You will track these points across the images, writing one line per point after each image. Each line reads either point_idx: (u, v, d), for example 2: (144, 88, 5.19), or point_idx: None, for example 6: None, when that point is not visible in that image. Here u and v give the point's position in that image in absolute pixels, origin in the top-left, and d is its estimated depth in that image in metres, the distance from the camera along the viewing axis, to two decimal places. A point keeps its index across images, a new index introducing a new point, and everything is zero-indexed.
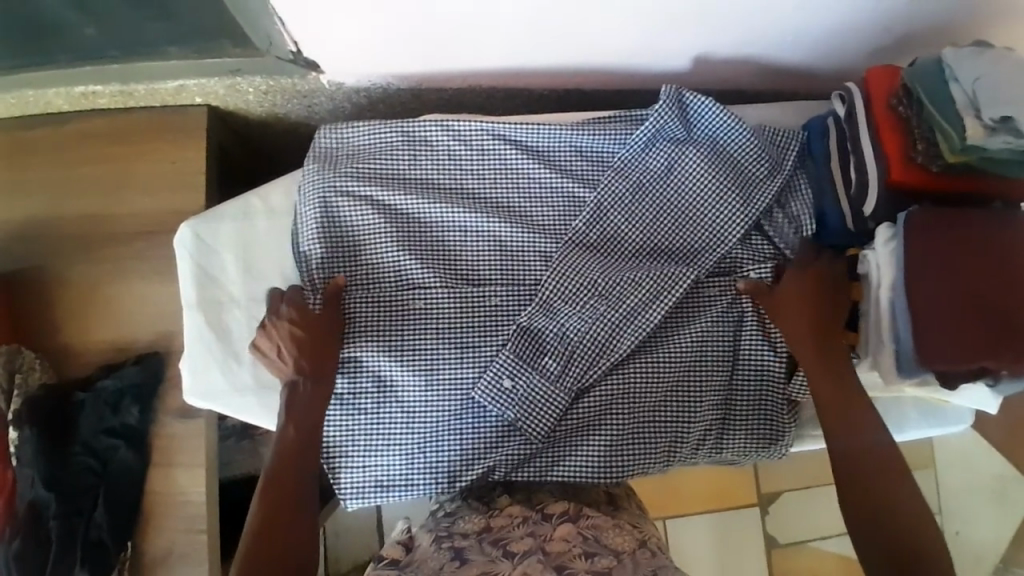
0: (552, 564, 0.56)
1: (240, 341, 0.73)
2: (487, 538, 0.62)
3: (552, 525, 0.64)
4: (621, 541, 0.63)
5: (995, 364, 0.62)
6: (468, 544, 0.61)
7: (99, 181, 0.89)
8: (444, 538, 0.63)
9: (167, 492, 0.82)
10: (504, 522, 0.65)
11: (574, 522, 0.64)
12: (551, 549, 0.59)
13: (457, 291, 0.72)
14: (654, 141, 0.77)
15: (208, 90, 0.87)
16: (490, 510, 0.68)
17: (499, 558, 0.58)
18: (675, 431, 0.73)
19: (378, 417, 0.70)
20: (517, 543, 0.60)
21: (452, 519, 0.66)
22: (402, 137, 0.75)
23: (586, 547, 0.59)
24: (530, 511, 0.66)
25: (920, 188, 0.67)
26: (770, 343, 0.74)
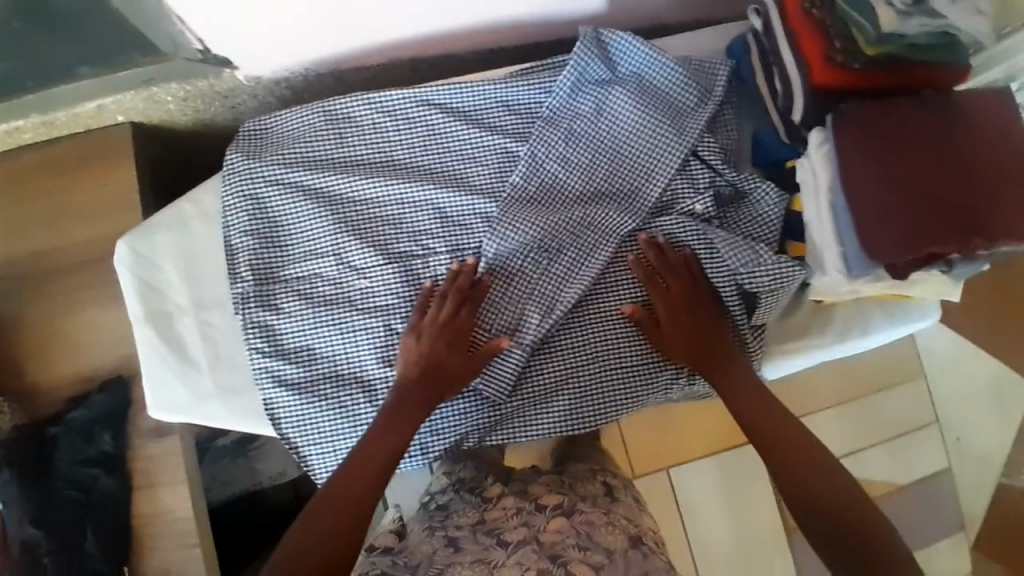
0: (545, 555, 0.64)
1: (195, 348, 0.72)
2: (481, 529, 0.70)
3: (546, 515, 0.70)
4: (613, 540, 0.69)
5: (943, 250, 0.62)
6: (462, 535, 0.70)
7: (38, 217, 0.88)
8: (438, 529, 0.71)
9: (154, 514, 0.82)
10: (499, 514, 0.72)
11: (568, 516, 0.70)
12: (544, 539, 0.67)
13: (401, 266, 0.72)
14: (579, 85, 0.76)
15: (127, 106, 0.86)
16: (483, 503, 0.75)
17: (493, 546, 0.67)
18: (645, 371, 0.74)
19: (342, 402, 0.70)
20: (512, 533, 0.68)
21: (446, 513, 0.75)
22: (324, 118, 0.73)
23: (579, 540, 0.67)
24: (523, 502, 0.72)
25: (844, 88, 0.66)
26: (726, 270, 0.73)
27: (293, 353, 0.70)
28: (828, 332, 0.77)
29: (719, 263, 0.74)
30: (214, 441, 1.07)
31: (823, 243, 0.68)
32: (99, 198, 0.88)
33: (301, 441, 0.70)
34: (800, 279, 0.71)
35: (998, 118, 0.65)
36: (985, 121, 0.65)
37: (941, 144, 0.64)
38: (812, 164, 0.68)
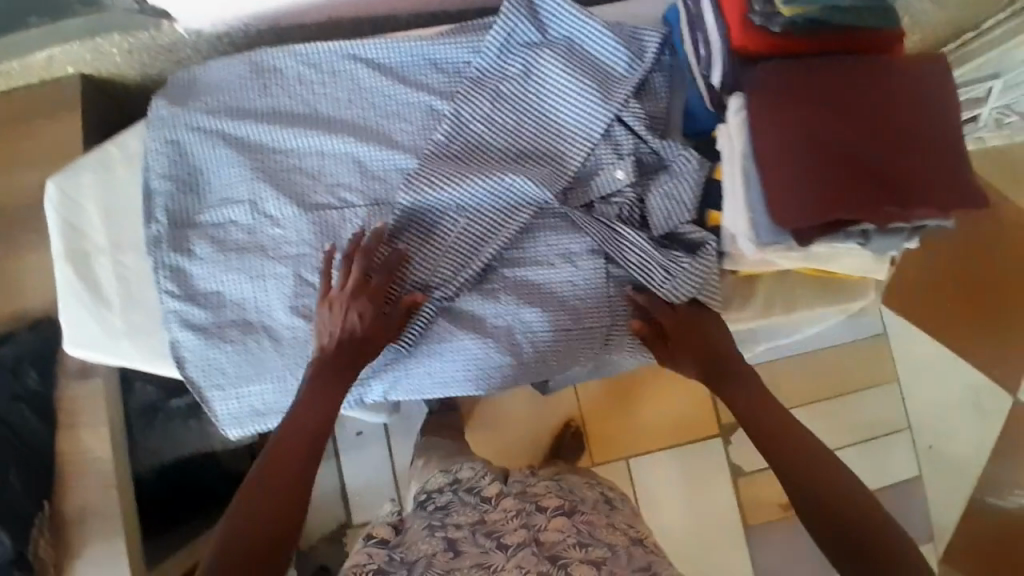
0: (545, 556, 0.67)
1: (110, 288, 0.73)
2: (481, 530, 0.73)
3: (548, 518, 0.74)
4: (613, 538, 0.74)
5: (851, 217, 0.60)
6: (462, 537, 0.72)
7: None
8: (437, 528, 0.74)
9: (77, 454, 0.83)
10: (498, 516, 0.76)
11: (568, 515, 0.75)
12: (544, 540, 0.70)
13: (315, 217, 0.72)
14: (508, 46, 0.75)
15: (76, 57, 0.86)
16: (481, 504, 0.80)
17: (493, 550, 0.69)
18: (554, 339, 0.74)
19: (248, 347, 0.70)
20: (512, 535, 0.71)
21: (446, 512, 0.79)
22: (248, 67, 0.73)
23: (580, 539, 0.71)
24: (524, 504, 0.77)
25: (763, 51, 0.64)
26: (641, 249, 0.71)
27: (203, 297, 0.71)
28: (747, 305, 0.76)
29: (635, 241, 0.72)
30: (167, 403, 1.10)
31: (736, 212, 0.66)
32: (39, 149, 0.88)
33: (205, 383, 0.71)
34: (714, 260, 0.71)
35: (913, 88, 0.64)
36: (900, 91, 0.64)
37: (853, 112, 0.63)
38: (728, 132, 0.66)
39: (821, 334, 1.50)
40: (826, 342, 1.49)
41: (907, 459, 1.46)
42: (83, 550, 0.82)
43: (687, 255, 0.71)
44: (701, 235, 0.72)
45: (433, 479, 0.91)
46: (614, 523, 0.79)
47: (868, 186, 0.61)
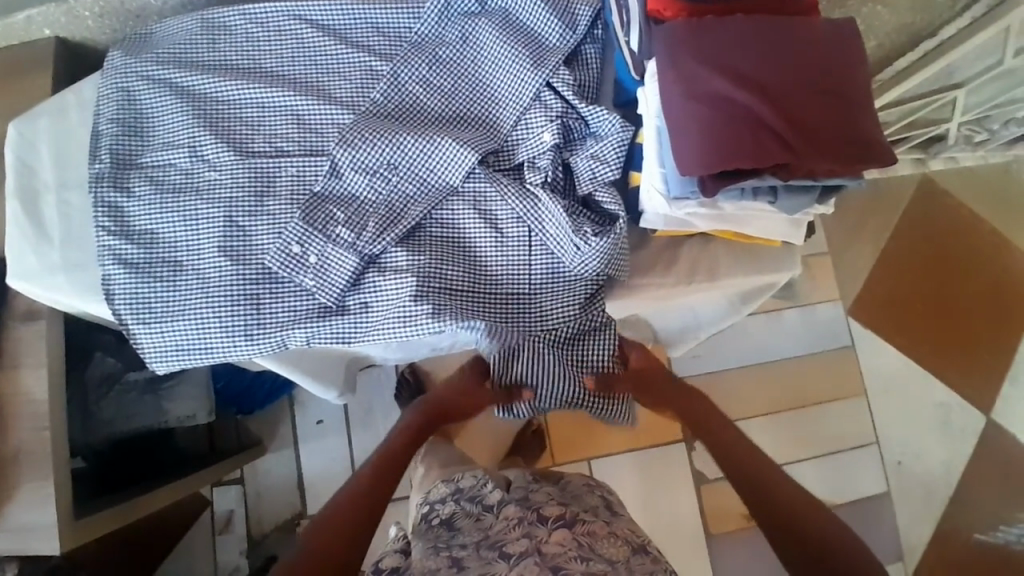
0: (546, 564, 0.75)
1: (53, 225, 0.76)
2: (485, 545, 0.83)
3: (549, 529, 0.84)
4: (616, 551, 0.82)
5: (749, 168, 0.62)
6: (466, 554, 0.82)
7: None
8: (444, 551, 0.84)
9: (17, 392, 0.84)
10: (501, 527, 0.86)
11: (569, 526, 0.85)
12: (546, 551, 0.78)
13: (249, 163, 0.74)
14: (448, 13, 0.78)
15: (53, 18, 0.92)
16: (484, 513, 0.92)
17: (496, 560, 0.78)
18: (479, 304, 0.75)
19: (175, 285, 0.72)
20: (513, 547, 0.80)
21: (453, 535, 0.89)
22: (202, 24, 0.79)
23: (582, 552, 0.78)
24: (526, 513, 0.87)
25: (676, 16, 0.67)
26: (554, 220, 0.73)
27: (137, 234, 0.73)
28: (672, 269, 0.77)
29: (544, 212, 0.74)
30: (126, 374, 1.10)
31: (649, 168, 0.69)
32: None
33: (133, 320, 0.72)
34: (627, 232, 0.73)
35: (832, 51, 0.66)
36: (818, 53, 0.66)
37: (769, 64, 0.64)
38: (646, 96, 0.70)
39: (791, 342, 1.50)
40: (794, 355, 1.50)
41: (878, 474, 1.46)
42: (15, 492, 0.82)
43: (598, 233, 0.72)
44: (616, 209, 0.73)
45: (437, 489, 1.01)
46: (615, 533, 0.87)
47: (771, 132, 0.62)
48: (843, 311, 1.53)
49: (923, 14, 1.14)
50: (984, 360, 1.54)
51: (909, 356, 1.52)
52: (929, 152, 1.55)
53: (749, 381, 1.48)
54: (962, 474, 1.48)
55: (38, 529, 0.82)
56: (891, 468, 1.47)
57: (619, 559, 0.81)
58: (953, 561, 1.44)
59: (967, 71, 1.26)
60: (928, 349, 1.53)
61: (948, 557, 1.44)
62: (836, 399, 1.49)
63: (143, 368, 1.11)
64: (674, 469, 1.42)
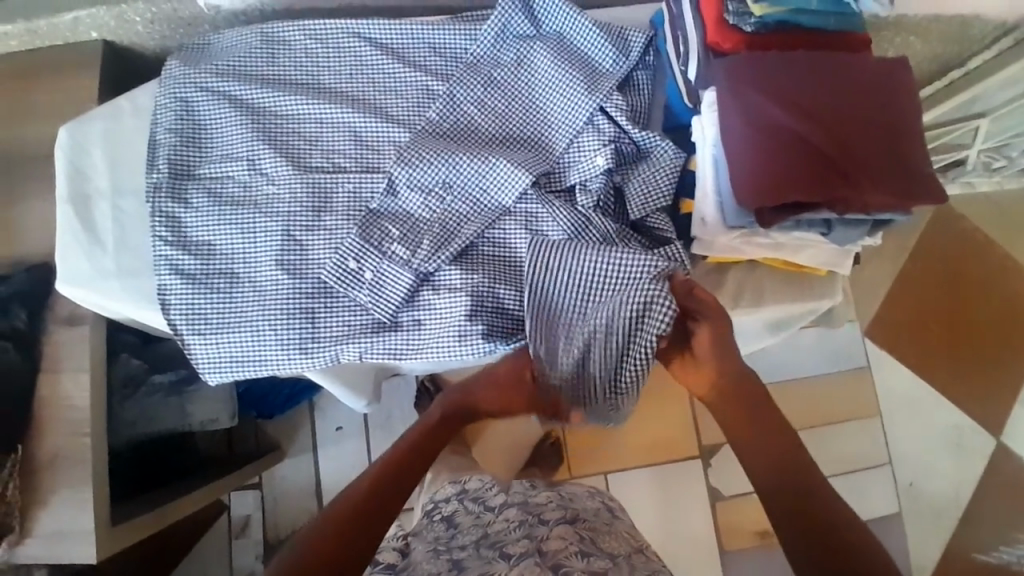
0: (546, 564, 0.76)
1: (106, 230, 0.75)
2: (484, 545, 0.83)
3: (550, 527, 0.84)
4: (616, 545, 0.84)
5: (806, 201, 0.64)
6: (465, 555, 0.82)
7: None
8: (445, 551, 0.84)
9: (54, 398, 0.83)
10: (501, 527, 0.87)
11: (570, 523, 0.86)
12: (547, 549, 0.79)
13: (308, 178, 0.75)
14: (503, 36, 0.79)
15: (100, 21, 0.90)
16: (485, 511, 0.91)
17: (497, 560, 0.79)
18: None
19: (232, 297, 0.73)
20: (514, 547, 0.80)
21: (454, 534, 0.88)
22: (260, 37, 0.79)
23: (582, 547, 0.80)
24: (526, 517, 0.86)
25: (734, 49, 0.68)
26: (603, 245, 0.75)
27: (195, 246, 0.74)
28: (719, 293, 0.78)
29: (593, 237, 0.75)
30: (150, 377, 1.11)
31: (704, 194, 0.70)
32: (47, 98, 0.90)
33: (188, 330, 0.72)
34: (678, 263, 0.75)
35: (888, 88, 0.67)
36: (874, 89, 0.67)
37: (825, 98, 0.65)
38: (702, 122, 0.71)
39: (806, 360, 1.52)
40: (808, 374, 1.52)
41: (888, 494, 1.48)
42: (49, 497, 0.81)
43: None
44: (667, 234, 0.75)
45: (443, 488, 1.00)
46: (613, 529, 0.89)
47: (830, 167, 0.63)
48: (858, 331, 1.55)
49: (954, 47, 1.14)
50: (995, 382, 1.56)
51: (921, 376, 1.54)
52: (947, 176, 1.55)
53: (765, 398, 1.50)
54: (971, 495, 1.50)
55: (71, 534, 0.81)
56: (903, 488, 1.49)
57: (622, 551, 0.83)
58: None
59: (990, 101, 1.28)
60: (943, 371, 1.55)
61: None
62: (847, 419, 1.51)
63: (168, 371, 1.12)
64: (683, 481, 1.43)
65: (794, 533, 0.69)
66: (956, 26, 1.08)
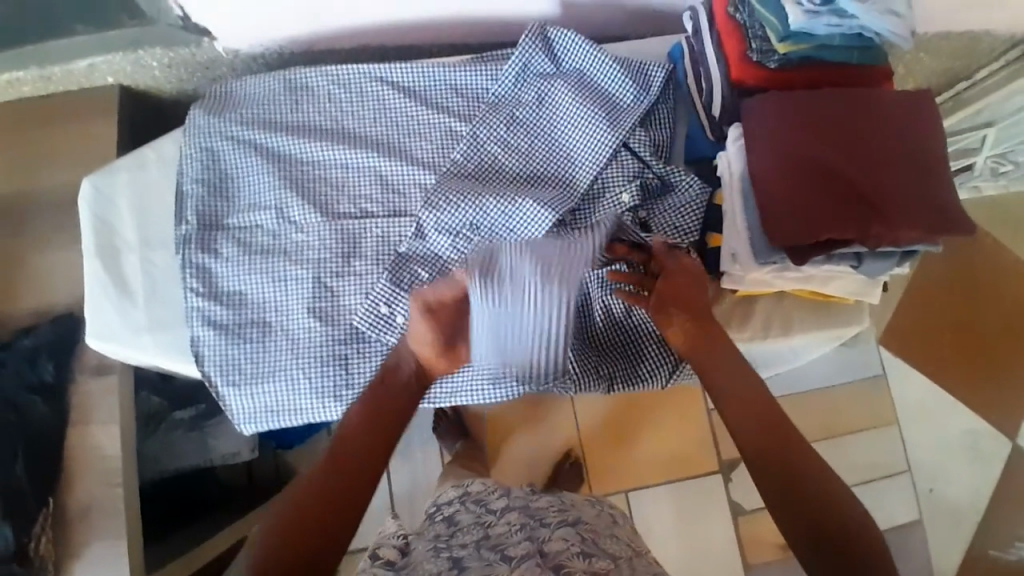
0: (547, 564, 0.65)
1: (136, 284, 0.75)
2: (485, 544, 0.72)
3: (551, 529, 0.73)
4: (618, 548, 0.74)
5: (839, 238, 0.64)
6: (466, 553, 0.70)
7: (11, 170, 0.88)
8: (442, 548, 0.72)
9: (86, 449, 0.83)
10: (503, 530, 0.75)
11: (572, 526, 0.75)
12: (549, 550, 0.68)
13: (337, 225, 0.75)
14: (524, 74, 0.79)
15: (116, 68, 0.88)
16: (486, 514, 0.80)
17: (497, 561, 0.67)
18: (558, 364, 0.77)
19: (266, 347, 0.73)
20: (513, 549, 0.68)
21: (451, 532, 0.78)
22: (283, 84, 0.79)
23: (585, 548, 0.69)
24: (529, 519, 0.75)
25: (760, 83, 0.70)
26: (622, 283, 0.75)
27: (226, 297, 0.74)
28: (747, 323, 0.79)
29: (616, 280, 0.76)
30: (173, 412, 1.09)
31: (732, 228, 0.70)
32: (65, 147, 0.89)
33: (222, 380, 0.73)
34: None
35: (913, 120, 0.67)
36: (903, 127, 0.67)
37: (850, 134, 0.66)
38: (728, 156, 0.71)
39: (819, 372, 1.51)
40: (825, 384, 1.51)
41: (909, 502, 1.48)
42: (82, 549, 0.81)
43: None
44: None
45: (445, 492, 0.90)
46: (615, 533, 0.80)
47: (859, 203, 0.64)
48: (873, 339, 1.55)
49: (964, 59, 1.13)
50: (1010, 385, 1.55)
51: (938, 383, 1.53)
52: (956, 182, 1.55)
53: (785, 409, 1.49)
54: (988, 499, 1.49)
55: None
56: (921, 494, 1.48)
57: (624, 552, 0.74)
58: None
59: None
60: (958, 376, 1.55)
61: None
62: (857, 429, 1.50)
63: (190, 407, 1.11)
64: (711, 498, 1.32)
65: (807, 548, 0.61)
66: (964, 41, 1.07)
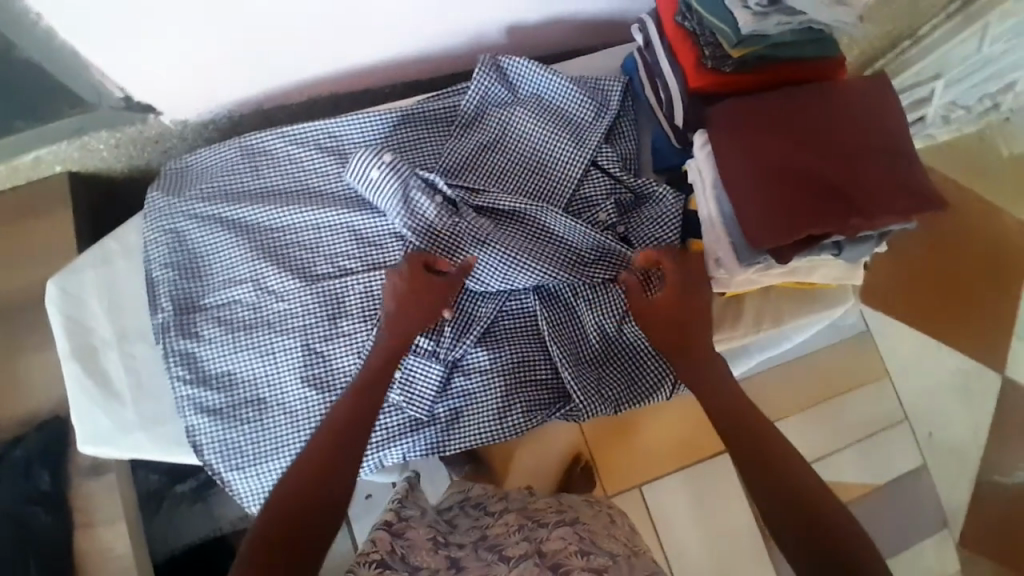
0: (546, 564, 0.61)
1: (122, 381, 0.74)
2: (483, 545, 0.66)
3: (549, 528, 0.68)
4: (615, 545, 0.68)
5: (821, 233, 0.65)
6: (465, 553, 0.66)
7: None
8: (440, 544, 0.67)
9: (95, 551, 0.80)
10: (502, 530, 0.69)
11: (571, 524, 0.69)
12: (547, 549, 0.63)
13: (317, 288, 0.74)
14: (483, 106, 0.79)
15: (63, 155, 0.84)
16: (485, 514, 0.73)
17: (495, 563, 0.62)
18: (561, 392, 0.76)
19: (264, 424, 0.72)
20: (513, 547, 0.64)
21: (451, 528, 0.71)
22: (239, 153, 0.78)
23: (582, 545, 0.64)
24: (526, 519, 0.69)
25: (717, 89, 0.71)
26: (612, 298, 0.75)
27: (215, 379, 0.73)
28: (739, 321, 0.80)
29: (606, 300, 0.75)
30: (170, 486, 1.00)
31: (713, 234, 0.71)
32: (23, 246, 0.85)
33: (224, 466, 0.71)
34: None
35: (869, 108, 0.69)
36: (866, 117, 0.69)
37: (811, 129, 0.67)
38: (698, 164, 0.72)
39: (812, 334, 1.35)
40: None
41: (911, 451, 1.33)
42: None
43: None
44: None
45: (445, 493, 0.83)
46: (615, 532, 0.72)
47: (832, 195, 0.65)
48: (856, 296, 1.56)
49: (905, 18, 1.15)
50: (1007, 319, 1.42)
51: (932, 331, 1.39)
52: None
53: (794, 367, 1.34)
54: (993, 436, 1.35)
55: None
56: (923, 440, 1.33)
57: (621, 550, 0.67)
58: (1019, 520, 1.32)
59: None
60: (955, 315, 1.41)
61: (1007, 518, 1.31)
62: (873, 377, 1.35)
63: (189, 478, 1.01)
64: (718, 485, 1.19)
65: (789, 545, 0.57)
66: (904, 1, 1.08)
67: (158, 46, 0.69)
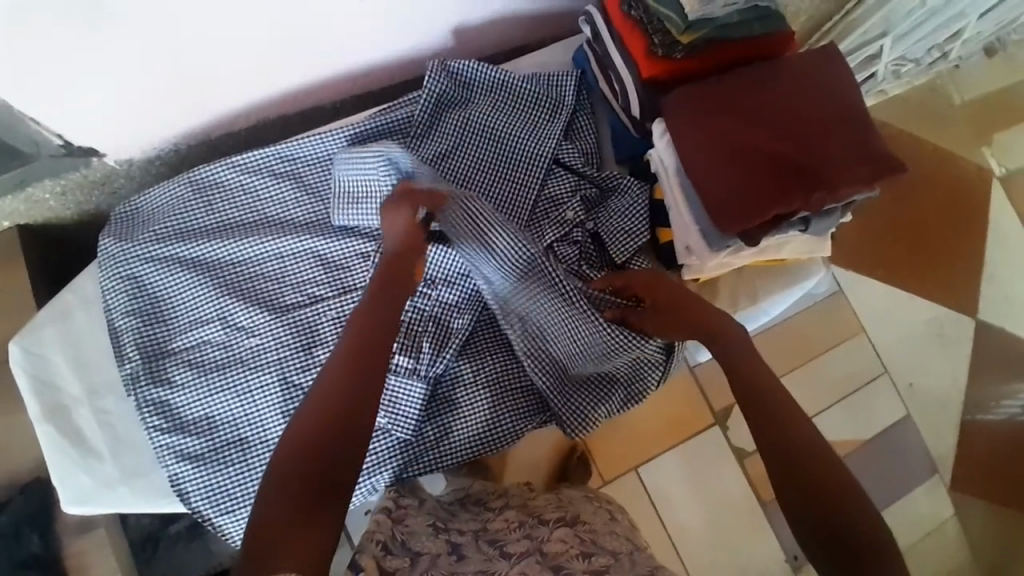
0: (547, 563, 0.60)
1: (97, 437, 0.71)
2: (484, 536, 0.65)
3: (550, 528, 0.67)
4: (618, 543, 0.67)
5: (787, 210, 0.65)
6: (465, 541, 0.65)
7: None
8: (441, 531, 0.66)
9: None
10: (502, 525, 0.67)
11: (570, 521, 0.68)
12: (549, 550, 0.63)
13: (288, 319, 0.72)
14: (437, 113, 0.77)
15: (10, 210, 0.81)
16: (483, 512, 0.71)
17: (498, 557, 0.62)
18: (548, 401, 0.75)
19: (251, 464, 0.70)
20: (514, 545, 0.64)
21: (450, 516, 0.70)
22: (190, 188, 0.75)
23: (585, 548, 0.64)
24: (526, 515, 0.68)
25: (671, 76, 0.70)
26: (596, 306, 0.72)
27: (193, 425, 0.71)
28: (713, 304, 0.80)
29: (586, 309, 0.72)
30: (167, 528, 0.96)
31: (683, 224, 0.70)
32: None
33: (214, 511, 0.70)
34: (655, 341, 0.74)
35: (821, 79, 0.69)
36: (814, 90, 0.69)
37: (767, 107, 0.67)
38: (660, 152, 0.72)
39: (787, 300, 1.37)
40: None
41: (893, 402, 1.35)
42: None
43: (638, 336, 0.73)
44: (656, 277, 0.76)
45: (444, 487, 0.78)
46: (616, 528, 0.72)
47: (794, 170, 0.65)
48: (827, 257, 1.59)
49: None
50: (973, 263, 1.45)
51: (902, 284, 1.42)
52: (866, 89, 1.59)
53: (772, 335, 1.36)
54: (970, 378, 1.39)
55: None
56: (903, 390, 1.36)
57: (623, 547, 0.67)
58: (1002, 457, 1.36)
59: None
60: (923, 266, 1.43)
61: (990, 456, 1.35)
62: (849, 334, 1.37)
63: (183, 516, 0.95)
64: (712, 459, 1.20)
65: (795, 504, 0.60)
66: None
67: (91, 89, 0.66)
